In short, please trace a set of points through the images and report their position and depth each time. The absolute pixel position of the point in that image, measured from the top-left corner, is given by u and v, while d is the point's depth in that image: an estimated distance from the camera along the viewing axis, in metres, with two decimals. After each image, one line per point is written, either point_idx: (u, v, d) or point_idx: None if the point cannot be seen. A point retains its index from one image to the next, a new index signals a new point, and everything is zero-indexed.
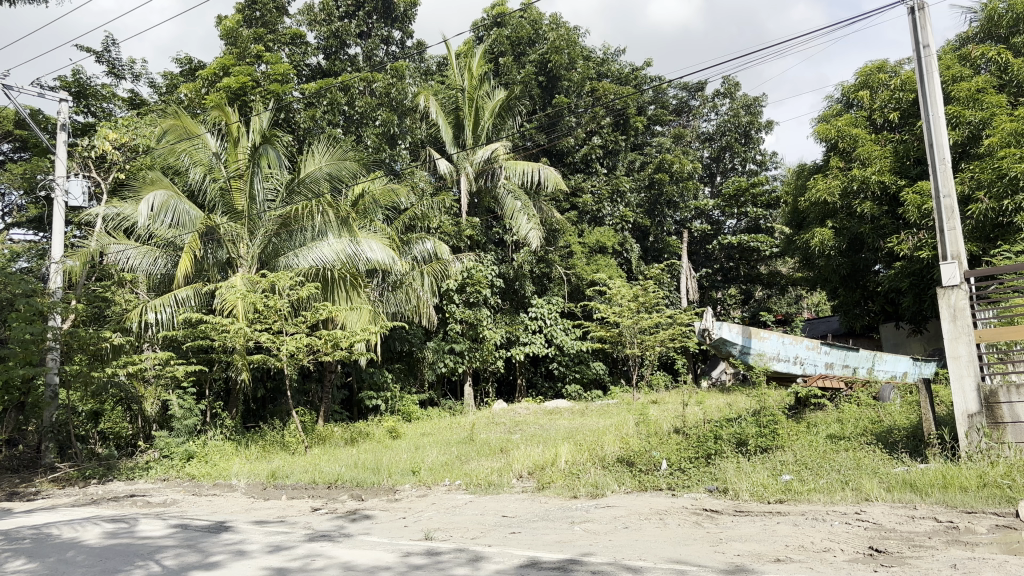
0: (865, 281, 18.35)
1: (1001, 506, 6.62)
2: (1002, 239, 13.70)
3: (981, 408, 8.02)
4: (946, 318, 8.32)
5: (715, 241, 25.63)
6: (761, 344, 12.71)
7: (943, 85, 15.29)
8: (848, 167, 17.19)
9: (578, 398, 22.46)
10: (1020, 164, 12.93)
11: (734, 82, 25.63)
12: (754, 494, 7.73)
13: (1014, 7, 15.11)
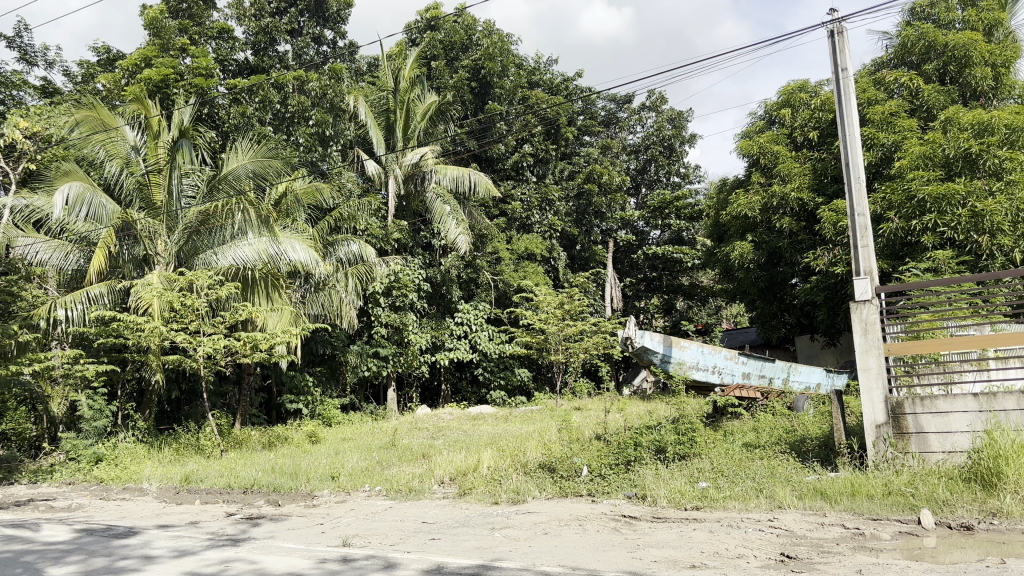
0: (783, 293, 18.73)
1: (905, 514, 6.89)
2: (910, 257, 14.26)
3: (888, 419, 8.32)
4: (858, 331, 8.62)
5: (640, 252, 26.03)
6: (681, 353, 12.90)
7: (859, 107, 15.86)
8: (768, 183, 17.68)
9: (502, 405, 22.50)
10: (928, 187, 13.49)
11: (660, 96, 26.12)
12: (672, 501, 7.86)
13: (926, 34, 15.76)
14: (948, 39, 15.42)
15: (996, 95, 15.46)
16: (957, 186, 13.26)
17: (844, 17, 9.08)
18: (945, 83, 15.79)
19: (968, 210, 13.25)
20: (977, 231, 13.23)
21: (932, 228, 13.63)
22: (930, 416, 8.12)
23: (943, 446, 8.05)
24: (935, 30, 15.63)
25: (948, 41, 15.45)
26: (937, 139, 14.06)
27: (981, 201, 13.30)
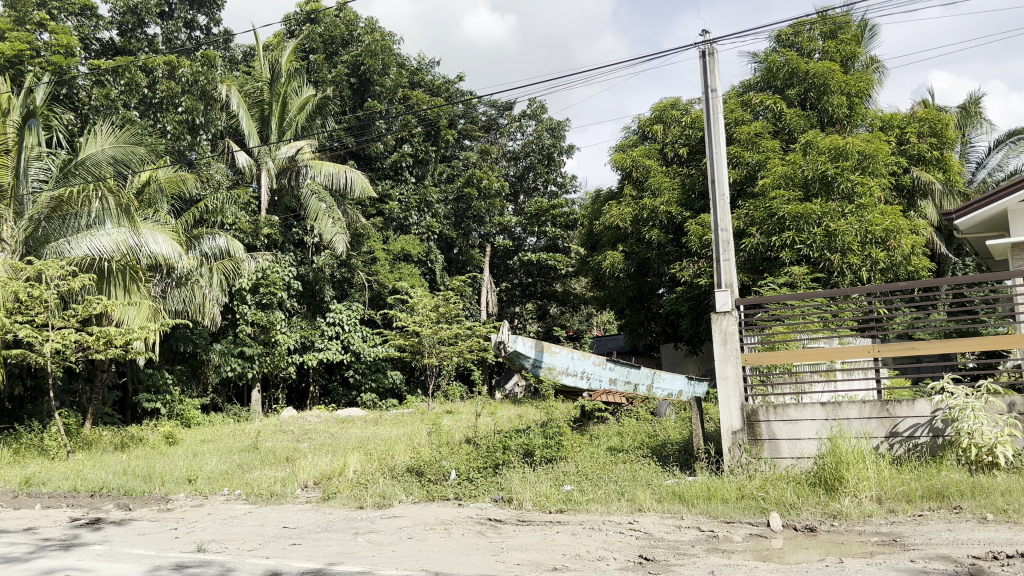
0: (650, 302, 19.31)
1: (755, 516, 7.22)
2: (769, 272, 14.98)
3: (743, 425, 8.69)
4: (718, 340, 8.93)
5: (516, 258, 26.28)
6: (552, 358, 13.02)
7: (727, 126, 16.56)
8: (640, 196, 18.20)
9: (372, 407, 22.20)
10: (788, 206, 14.26)
11: (541, 105, 26.52)
12: (537, 504, 7.95)
13: (789, 61, 16.64)
14: (809, 67, 16.36)
15: (849, 122, 16.40)
16: (814, 206, 14.07)
17: (715, 39, 9.46)
18: (806, 109, 16.71)
19: (823, 230, 14.07)
20: (830, 249, 14.05)
21: (790, 244, 14.38)
22: (782, 423, 8.55)
23: (793, 452, 8.50)
24: (799, 58, 16.50)
25: (809, 69, 16.40)
26: (797, 161, 14.79)
27: (835, 221, 14.14)
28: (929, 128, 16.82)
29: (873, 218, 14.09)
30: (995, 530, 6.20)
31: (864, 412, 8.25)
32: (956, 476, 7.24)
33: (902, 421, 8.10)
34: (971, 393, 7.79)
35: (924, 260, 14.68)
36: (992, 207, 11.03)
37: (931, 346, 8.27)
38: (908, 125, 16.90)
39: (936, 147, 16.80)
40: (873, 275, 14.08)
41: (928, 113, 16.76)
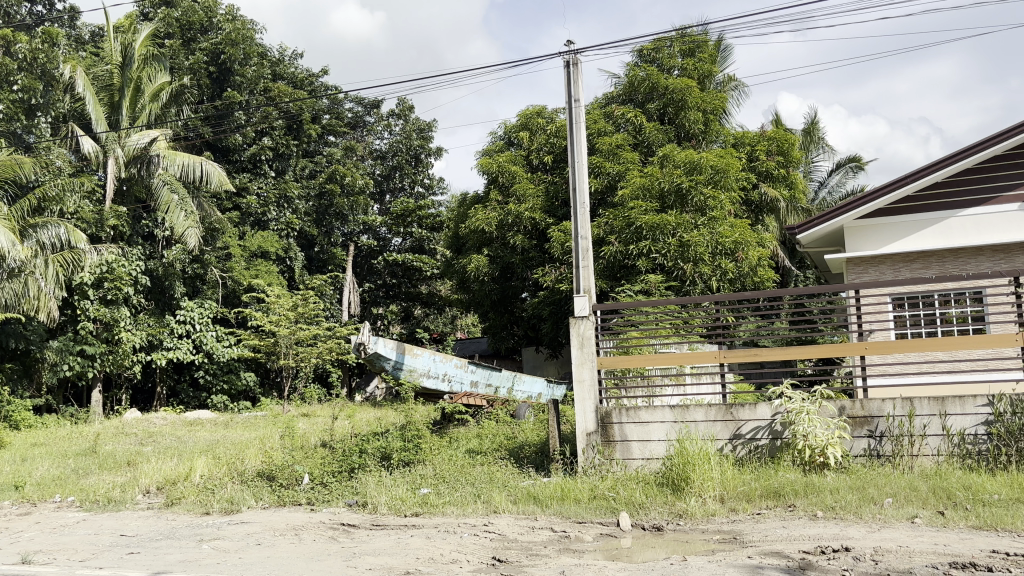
0: (513, 306, 19.51)
1: (605, 516, 7.40)
2: (626, 279, 15.41)
3: (597, 428, 8.92)
4: (575, 344, 9.14)
5: (380, 258, 25.96)
6: (413, 360, 12.88)
7: (590, 137, 16.95)
8: (505, 201, 18.36)
9: (223, 409, 21.39)
10: (645, 216, 14.75)
11: (408, 105, 26.36)
12: (392, 508, 7.87)
13: (650, 76, 17.24)
14: (668, 83, 17.00)
15: (704, 138, 17.23)
16: (669, 217, 14.60)
17: (578, 51, 9.66)
18: (665, 123, 17.36)
19: (677, 240, 14.64)
20: (683, 259, 14.61)
21: (647, 253, 14.86)
22: (633, 425, 8.82)
23: (643, 453, 8.79)
24: (659, 73, 17.11)
25: (669, 85, 17.04)
26: (655, 173, 15.33)
27: (688, 232, 14.73)
28: (776, 147, 17.78)
29: (723, 230, 14.80)
30: (823, 526, 6.62)
31: (710, 414, 8.63)
32: (791, 475, 7.68)
33: (744, 423, 8.51)
34: (806, 397, 8.28)
35: (769, 271, 15.54)
36: (829, 223, 11.81)
37: (771, 353, 8.73)
38: (757, 143, 17.80)
39: (782, 165, 17.80)
40: (722, 284, 14.82)
41: (776, 133, 17.74)
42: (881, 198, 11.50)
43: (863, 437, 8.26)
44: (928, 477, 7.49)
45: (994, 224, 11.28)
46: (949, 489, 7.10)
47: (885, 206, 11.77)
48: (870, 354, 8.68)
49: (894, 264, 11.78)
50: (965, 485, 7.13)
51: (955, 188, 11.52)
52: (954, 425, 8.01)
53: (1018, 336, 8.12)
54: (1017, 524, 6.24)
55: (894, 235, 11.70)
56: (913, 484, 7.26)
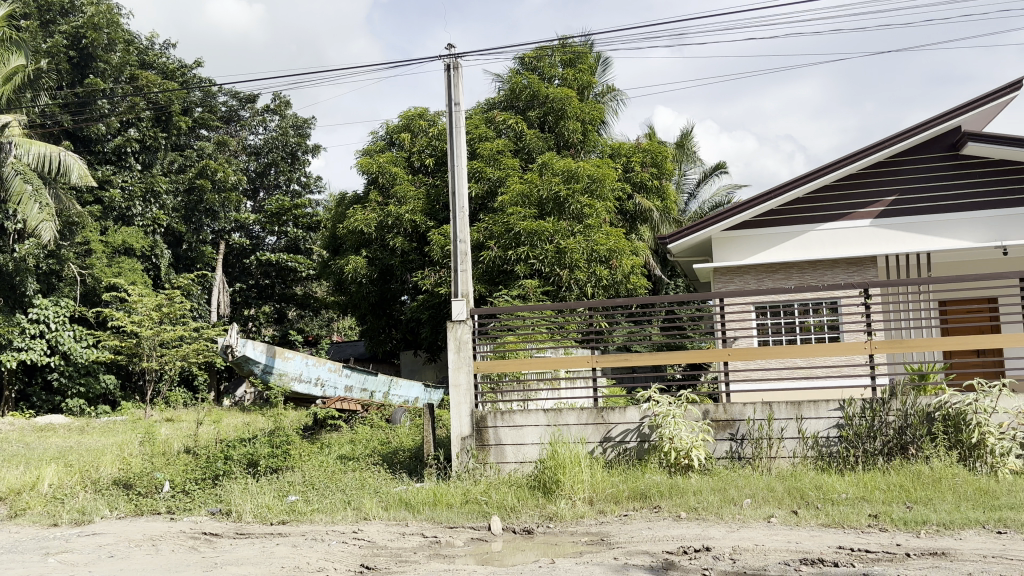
0: (391, 309, 19.39)
1: (477, 520, 7.41)
2: (505, 284, 15.49)
3: (472, 432, 8.93)
4: (452, 349, 9.12)
5: (253, 257, 25.19)
6: (284, 364, 12.57)
7: (471, 141, 16.97)
8: (385, 202, 18.16)
9: (79, 414, 20.22)
10: (524, 222, 14.87)
11: (285, 101, 25.75)
12: (257, 516, 7.63)
13: (531, 84, 17.43)
14: (549, 92, 17.26)
15: (583, 148, 17.57)
16: (547, 224, 14.79)
17: (460, 54, 9.63)
18: (545, 131, 17.60)
19: (554, 246, 14.84)
20: (559, 265, 14.84)
21: (525, 259, 15.00)
22: (508, 429, 8.87)
23: (516, 457, 8.86)
24: (539, 81, 17.31)
25: (549, 94, 17.30)
26: (534, 180, 15.49)
27: (565, 239, 14.97)
28: (650, 159, 18.34)
29: (598, 238, 15.13)
30: (686, 526, 6.84)
31: (582, 418, 8.78)
32: (658, 478, 7.91)
33: (615, 427, 8.71)
34: (673, 401, 8.55)
35: (641, 279, 16.02)
36: (699, 234, 12.25)
37: (641, 357, 8.97)
38: (633, 154, 18.31)
39: (655, 177, 18.39)
40: (596, 290, 15.19)
41: (651, 145, 18.30)
42: (748, 211, 12.01)
43: (726, 440, 8.60)
44: (783, 478, 7.87)
45: (849, 238, 11.98)
46: (802, 489, 7.47)
47: (752, 219, 12.30)
48: (733, 360, 9.04)
49: (757, 274, 12.35)
50: (816, 485, 7.53)
51: (814, 204, 12.16)
52: (808, 428, 8.44)
53: (866, 345, 8.64)
54: (861, 520, 6.63)
55: (758, 247, 12.26)
56: (770, 485, 7.61)
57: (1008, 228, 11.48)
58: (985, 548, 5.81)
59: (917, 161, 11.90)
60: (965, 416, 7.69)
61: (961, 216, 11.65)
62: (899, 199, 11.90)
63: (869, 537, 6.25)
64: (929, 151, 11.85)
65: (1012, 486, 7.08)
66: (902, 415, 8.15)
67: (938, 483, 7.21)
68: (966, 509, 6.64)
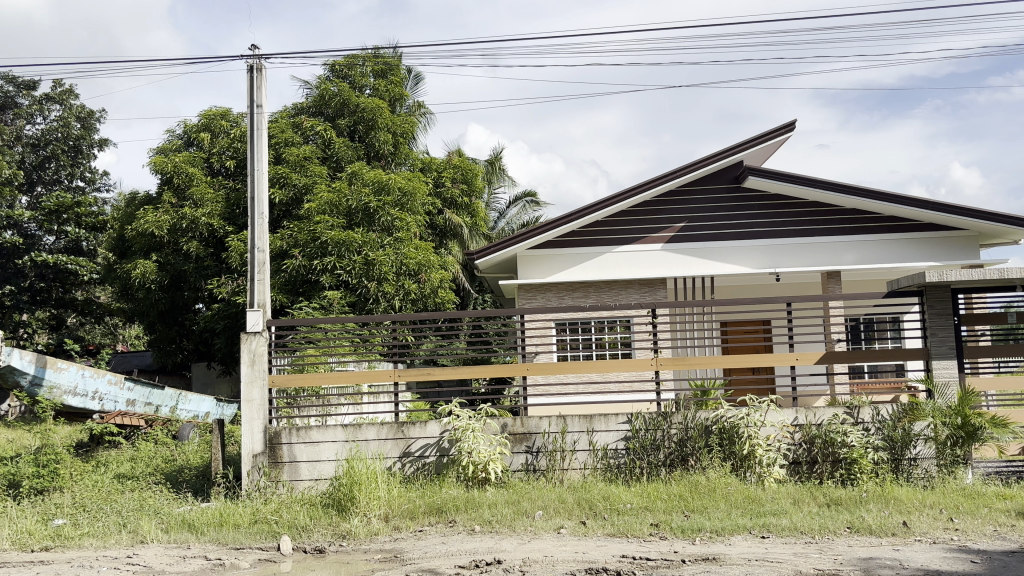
0: (182, 317, 18.39)
1: (265, 541, 7.12)
2: (308, 295, 15.07)
3: (265, 448, 8.60)
4: (245, 362, 8.76)
5: (26, 257, 22.55)
6: (56, 376, 11.62)
7: (275, 145, 16.38)
8: (180, 204, 17.16)
9: None
10: (331, 232, 14.55)
11: (69, 90, 23.98)
12: (16, 543, 6.93)
13: (341, 92, 17.18)
14: (359, 101, 17.12)
15: (393, 159, 17.60)
16: (354, 235, 14.57)
17: (264, 56, 9.29)
18: (354, 140, 17.41)
19: (362, 258, 14.65)
20: (367, 277, 14.65)
21: (330, 269, 14.66)
22: (303, 445, 8.63)
23: (311, 474, 8.63)
24: (350, 90, 17.10)
25: (359, 103, 17.18)
26: (342, 189, 15.22)
27: (373, 251, 14.82)
28: (461, 176, 18.61)
29: (408, 251, 15.14)
30: (479, 540, 6.89)
31: (381, 433, 8.68)
32: (454, 492, 7.93)
33: (414, 441, 8.67)
34: (473, 415, 8.63)
35: (448, 293, 16.13)
36: (505, 251, 12.48)
37: (444, 372, 8.99)
38: (443, 169, 18.57)
39: (465, 194, 18.76)
40: (404, 303, 15.07)
41: (461, 162, 18.65)
42: (551, 231, 12.39)
43: (522, 453, 8.82)
44: (574, 489, 8.14)
45: (643, 261, 12.65)
46: (590, 500, 7.76)
47: (555, 238, 12.72)
48: (531, 374, 9.26)
49: (558, 292, 12.79)
50: (604, 496, 7.85)
51: (613, 226, 12.76)
52: (599, 440, 8.82)
53: (653, 361, 9.13)
54: (644, 529, 6.97)
55: (559, 265, 12.68)
56: (561, 496, 7.86)
57: (782, 257, 12.56)
58: (750, 552, 6.28)
59: (705, 191, 12.80)
60: (738, 430, 8.28)
61: (742, 244, 12.62)
62: (689, 225, 12.73)
63: (650, 546, 6.58)
64: (716, 182, 12.77)
65: (776, 493, 7.70)
66: (683, 428, 8.66)
67: (713, 492, 7.72)
68: (735, 516, 7.15)
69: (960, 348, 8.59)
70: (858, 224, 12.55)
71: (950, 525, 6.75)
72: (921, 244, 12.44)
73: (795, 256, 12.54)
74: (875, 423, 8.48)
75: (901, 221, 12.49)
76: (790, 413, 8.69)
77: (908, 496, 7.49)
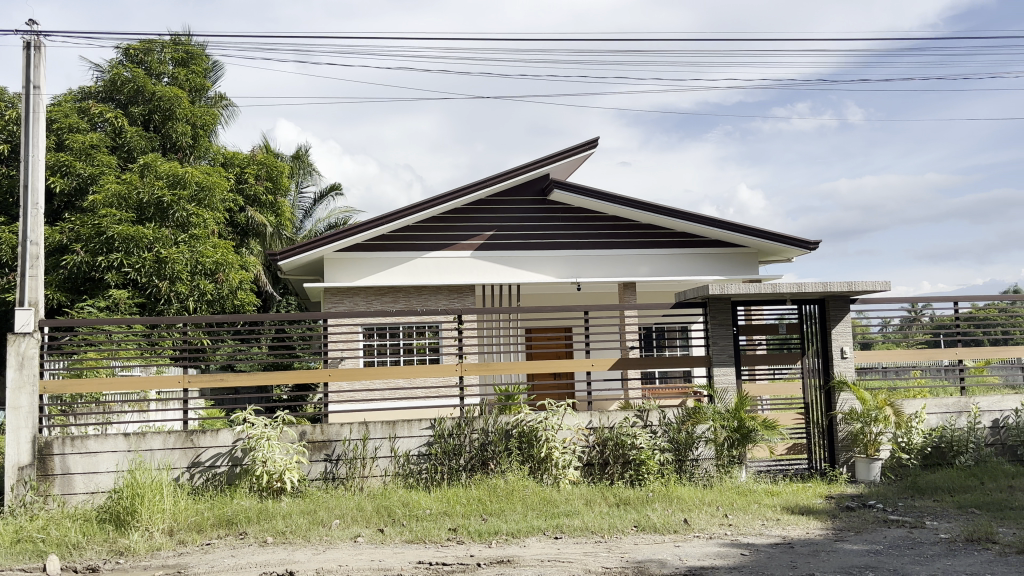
0: None
1: (29, 562, 6.49)
2: (91, 293, 14.00)
3: (33, 460, 7.90)
4: (12, 365, 8.05)
5: None
6: None
7: (57, 130, 15.04)
8: None
9: None
10: (119, 226, 13.57)
11: None
12: None
13: (135, 78, 16.13)
14: (155, 89, 16.17)
15: (192, 152, 16.84)
16: (145, 230, 13.68)
17: (42, 33, 8.51)
18: (148, 130, 16.42)
19: (153, 255, 13.78)
20: (158, 276, 13.82)
21: (116, 266, 13.68)
22: (78, 456, 7.99)
23: (87, 487, 8.00)
24: (144, 77, 16.11)
25: (155, 91, 16.23)
26: (133, 181, 14.26)
27: (165, 248, 13.98)
28: (265, 173, 18.01)
29: (204, 249, 14.43)
30: (272, 552, 6.62)
31: (168, 442, 8.19)
32: (246, 503, 7.60)
33: (204, 451, 8.24)
34: (269, 423, 8.32)
35: (250, 295, 15.49)
36: (310, 253, 12.14)
37: (239, 378, 8.57)
38: (246, 165, 17.82)
39: (269, 192, 18.18)
40: (199, 305, 14.36)
41: (265, 158, 18.03)
42: (358, 234, 12.19)
43: (321, 461, 8.62)
44: (373, 497, 8.04)
45: (452, 267, 12.73)
46: (389, 507, 7.68)
47: (363, 242, 12.54)
48: (334, 380, 9.04)
49: (366, 296, 12.63)
50: (403, 503, 7.80)
51: (423, 232, 12.75)
52: (401, 446, 8.77)
53: (457, 367, 9.17)
54: (441, 534, 6.99)
55: (368, 270, 12.51)
56: (360, 505, 7.73)
57: (583, 268, 13.07)
58: (543, 553, 6.47)
59: (513, 201, 13.08)
60: (536, 433, 8.49)
61: (547, 254, 13.02)
62: (497, 234, 12.96)
63: (447, 550, 6.61)
64: (522, 193, 13.09)
65: (570, 494, 7.98)
66: (485, 432, 8.80)
67: (510, 495, 7.89)
68: (531, 518, 7.33)
69: (737, 357, 9.26)
70: (653, 239, 13.29)
71: (725, 521, 7.25)
72: (708, 259, 13.34)
73: (595, 266, 13.09)
74: (662, 426, 9.01)
75: (691, 237, 13.36)
76: (585, 417, 9.03)
77: (689, 495, 7.98)
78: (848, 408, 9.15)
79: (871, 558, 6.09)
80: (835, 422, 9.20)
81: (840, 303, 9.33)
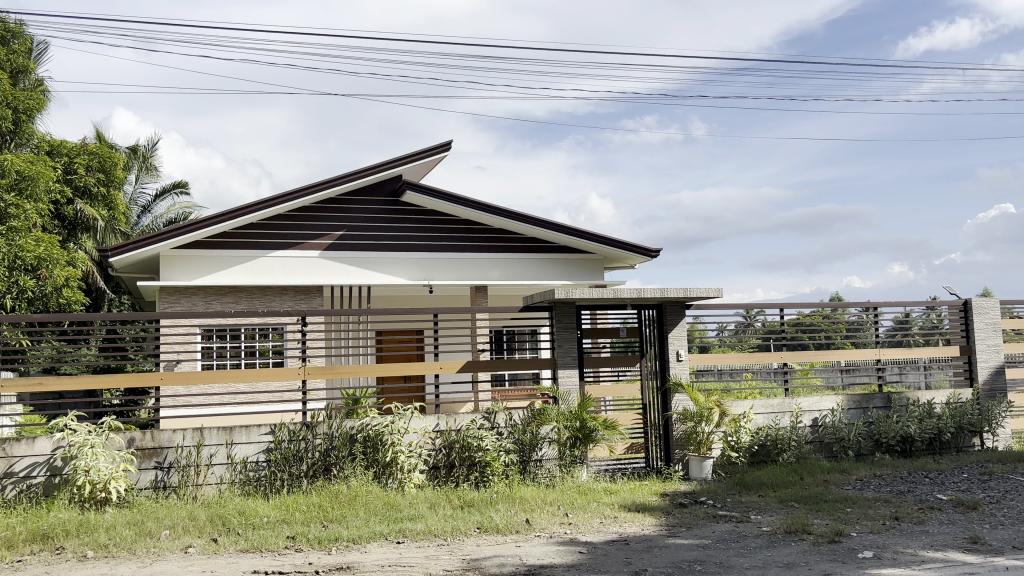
0: None
1: None
2: None
3: None
4: None
5: None
6: None
7: None
8: None
9: None
10: None
11: None
12: None
13: None
14: None
15: (11, 138, 15.59)
16: None
17: None
18: None
19: None
20: None
21: None
22: None
23: None
24: None
25: None
26: None
27: None
28: (98, 163, 16.91)
29: (24, 243, 13.38)
30: (92, 567, 6.21)
31: None
32: (64, 515, 7.10)
33: (18, 460, 7.68)
34: (93, 430, 7.81)
35: (77, 292, 14.41)
36: (145, 249, 11.52)
37: (61, 382, 8.03)
38: (76, 155, 16.63)
39: (101, 184, 17.09)
40: (18, 304, 13.32)
41: (97, 148, 16.78)
42: (197, 232, 11.67)
43: (151, 469, 8.21)
44: (208, 505, 7.72)
45: (299, 267, 12.40)
46: (224, 516, 7.39)
47: (204, 240, 12.02)
48: (168, 384, 8.59)
49: (205, 296, 12.09)
50: (239, 511, 7.52)
51: (267, 231, 12.37)
52: (238, 453, 8.46)
53: (300, 370, 8.93)
54: (279, 543, 6.78)
55: (207, 268, 12.00)
56: (193, 514, 7.40)
57: (435, 270, 13.06)
58: (384, 558, 6.39)
59: (362, 201, 12.89)
60: (382, 437, 8.39)
61: (398, 255, 12.90)
62: (346, 234, 12.74)
63: (284, 559, 6.42)
64: (372, 194, 12.93)
65: (414, 498, 7.92)
66: (328, 437, 8.62)
67: (353, 501, 7.74)
68: (373, 523, 7.22)
69: (581, 359, 9.49)
70: (504, 243, 13.45)
71: (565, 520, 7.40)
72: (557, 264, 13.64)
73: (445, 269, 13.10)
74: (508, 427, 9.08)
75: (541, 242, 13.62)
76: (432, 420, 8.93)
77: (531, 495, 8.11)
78: (682, 408, 9.56)
79: (700, 552, 6.38)
80: (671, 422, 9.60)
81: (676, 308, 9.75)
